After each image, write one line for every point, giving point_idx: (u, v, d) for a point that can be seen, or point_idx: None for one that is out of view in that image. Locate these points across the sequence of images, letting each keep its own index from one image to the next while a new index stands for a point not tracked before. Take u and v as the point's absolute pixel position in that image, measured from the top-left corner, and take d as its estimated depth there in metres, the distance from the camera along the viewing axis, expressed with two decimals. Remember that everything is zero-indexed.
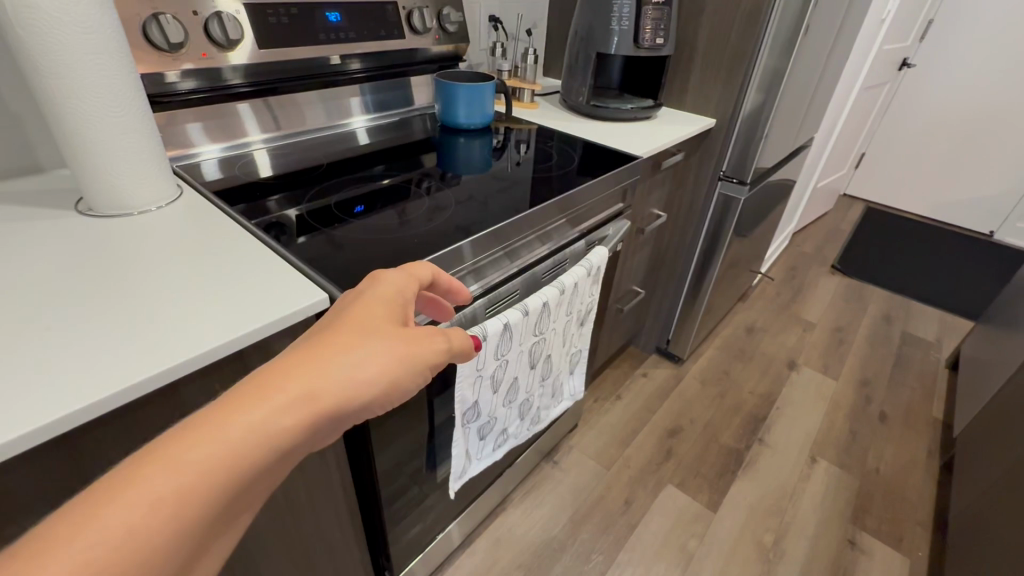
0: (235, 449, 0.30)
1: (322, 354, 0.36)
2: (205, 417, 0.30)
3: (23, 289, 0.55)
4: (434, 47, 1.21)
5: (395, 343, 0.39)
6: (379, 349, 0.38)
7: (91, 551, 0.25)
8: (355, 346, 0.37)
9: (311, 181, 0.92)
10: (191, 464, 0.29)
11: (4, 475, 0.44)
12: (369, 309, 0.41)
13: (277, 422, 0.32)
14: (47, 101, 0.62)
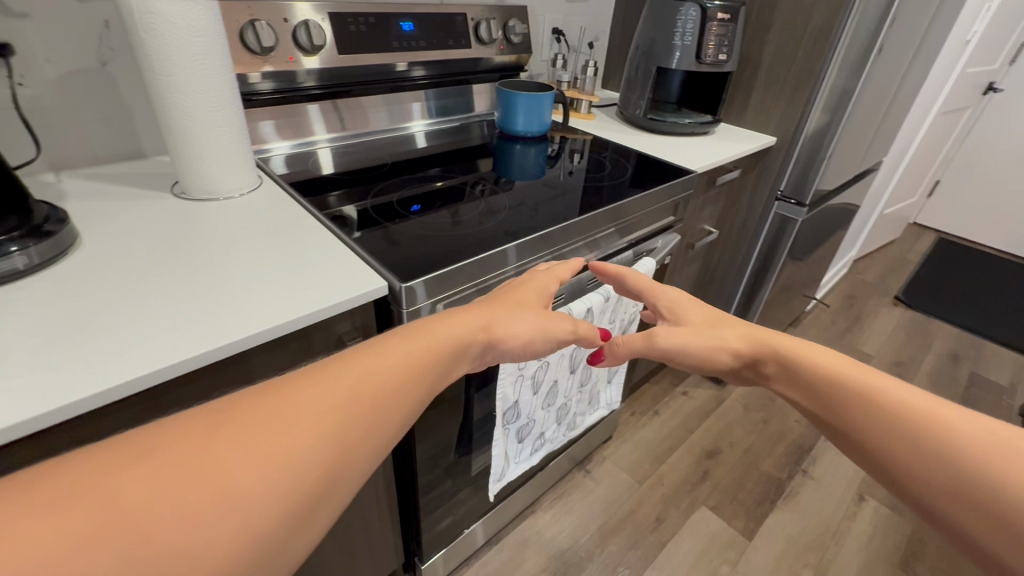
0: (432, 346, 0.43)
1: (433, 325, 0.45)
2: (409, 330, 0.44)
3: (127, 259, 0.62)
4: (498, 56, 1.25)
5: (511, 325, 0.51)
6: (507, 323, 0.51)
7: (345, 387, 0.36)
8: (467, 321, 0.47)
9: (373, 179, 0.98)
10: (405, 348, 0.41)
11: (101, 418, 0.50)
12: (524, 291, 0.57)
13: (454, 335, 0.45)
14: (158, 95, 0.70)
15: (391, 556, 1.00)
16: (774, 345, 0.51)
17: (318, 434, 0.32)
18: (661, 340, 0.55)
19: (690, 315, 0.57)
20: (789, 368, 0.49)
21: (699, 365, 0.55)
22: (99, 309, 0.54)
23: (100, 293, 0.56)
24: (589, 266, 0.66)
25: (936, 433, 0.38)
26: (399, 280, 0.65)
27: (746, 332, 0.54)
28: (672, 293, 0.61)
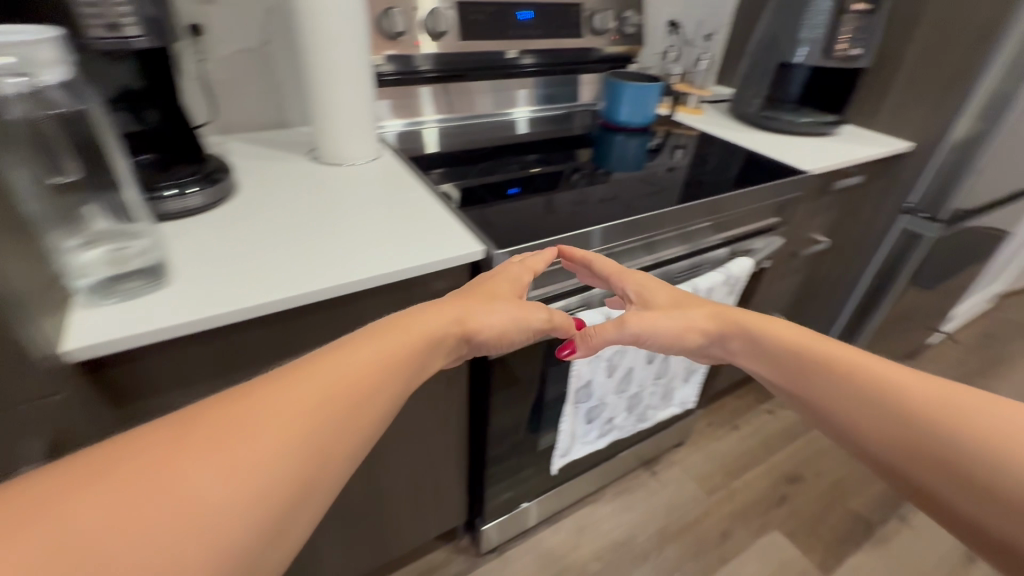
0: (407, 340, 0.42)
1: (408, 321, 0.45)
2: (384, 325, 0.43)
3: (272, 206, 0.73)
4: (609, 47, 1.25)
5: (495, 316, 0.51)
6: (482, 315, 0.50)
7: (314, 386, 0.35)
8: (442, 315, 0.47)
9: (477, 159, 1.04)
10: (378, 345, 0.40)
11: (242, 333, 0.58)
12: (498, 283, 0.56)
13: (432, 327, 0.45)
14: (308, 69, 0.81)
15: (456, 512, 1.07)
16: (740, 321, 0.57)
17: (286, 442, 0.31)
18: (630, 325, 0.57)
19: (657, 297, 0.60)
20: (756, 343, 0.56)
21: (669, 345, 0.58)
22: (248, 242, 0.63)
23: (252, 230, 0.66)
24: (559, 254, 0.64)
25: (879, 391, 0.46)
26: (493, 247, 0.69)
27: (712, 311, 0.59)
28: (638, 277, 0.62)
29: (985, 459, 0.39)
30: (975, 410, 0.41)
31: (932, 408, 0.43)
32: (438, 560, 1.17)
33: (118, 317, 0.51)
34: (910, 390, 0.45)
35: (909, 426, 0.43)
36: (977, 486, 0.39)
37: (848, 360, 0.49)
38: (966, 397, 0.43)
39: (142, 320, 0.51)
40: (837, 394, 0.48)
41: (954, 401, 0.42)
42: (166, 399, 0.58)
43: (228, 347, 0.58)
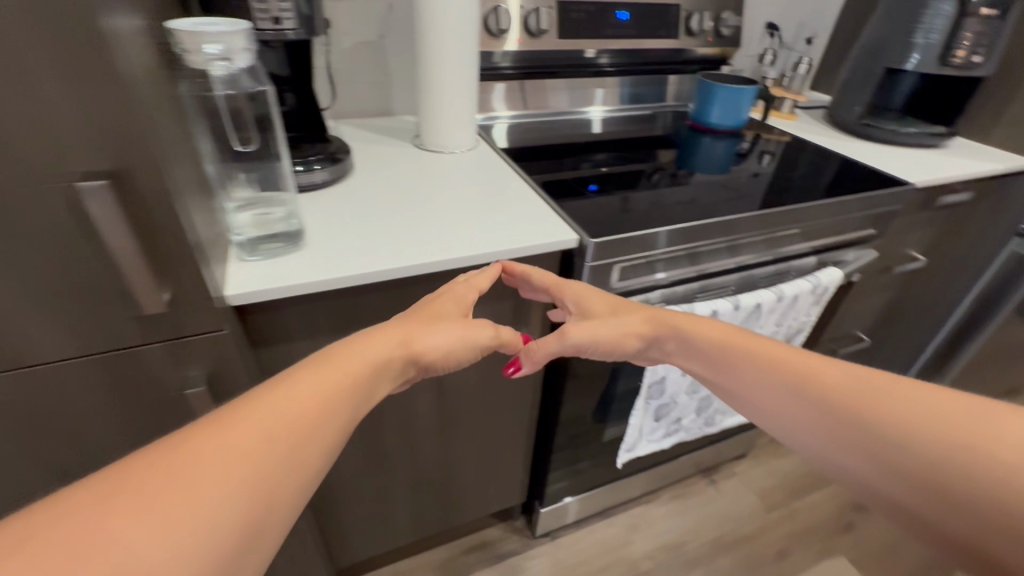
0: (354, 367, 0.44)
1: (355, 348, 0.45)
2: (329, 353, 0.44)
3: (383, 185, 0.80)
4: (702, 49, 1.25)
5: (444, 342, 0.52)
6: (427, 337, 0.51)
7: (262, 424, 0.36)
8: (389, 339, 0.48)
9: (562, 154, 1.07)
10: (324, 375, 0.41)
11: (362, 296, 0.65)
12: (442, 305, 0.56)
13: (380, 351, 0.46)
14: (422, 61, 0.88)
15: (515, 491, 1.11)
16: (670, 324, 0.63)
17: (240, 483, 0.33)
18: (571, 336, 0.61)
19: (595, 306, 0.64)
20: (695, 349, 0.61)
21: (610, 350, 0.63)
22: (367, 216, 0.70)
23: (369, 205, 0.74)
24: (500, 269, 0.65)
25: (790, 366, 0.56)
26: (587, 236, 0.71)
27: (647, 316, 0.63)
28: (578, 287, 0.65)
29: (883, 429, 0.48)
30: (877, 391, 0.50)
31: (840, 394, 0.51)
32: (493, 536, 1.21)
33: (267, 269, 0.59)
34: (824, 381, 0.53)
35: (824, 411, 0.52)
36: (874, 452, 0.48)
37: (773, 358, 0.57)
38: (869, 381, 0.51)
39: (287, 274, 0.58)
40: (766, 389, 0.56)
41: (862, 385, 0.51)
42: (292, 346, 0.65)
43: (352, 306, 0.65)
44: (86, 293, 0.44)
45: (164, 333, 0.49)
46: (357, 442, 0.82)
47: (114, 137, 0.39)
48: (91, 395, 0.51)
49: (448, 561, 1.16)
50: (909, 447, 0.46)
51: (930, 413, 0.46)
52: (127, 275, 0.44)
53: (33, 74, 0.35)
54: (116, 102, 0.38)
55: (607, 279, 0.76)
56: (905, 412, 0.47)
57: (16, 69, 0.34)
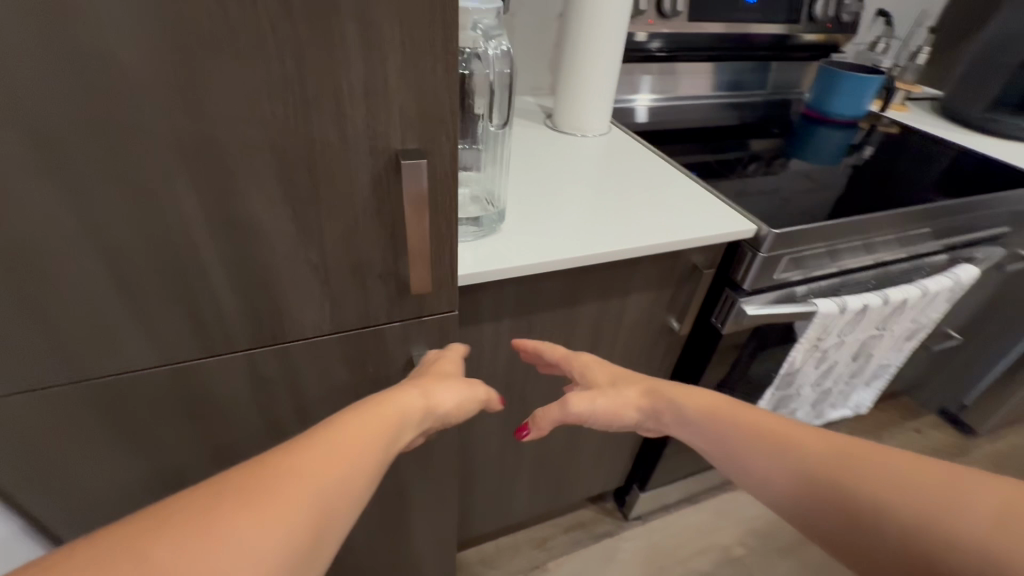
0: (377, 418, 0.41)
1: (379, 400, 0.43)
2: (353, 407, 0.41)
3: (543, 166, 0.79)
4: (815, 35, 1.22)
5: (456, 395, 0.48)
6: (437, 390, 0.47)
7: (296, 468, 0.33)
8: (402, 390, 0.45)
9: (669, 141, 1.05)
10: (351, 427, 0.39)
11: (550, 280, 0.65)
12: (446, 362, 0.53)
13: (396, 401, 0.43)
14: (573, 41, 0.86)
15: (619, 475, 1.13)
16: (667, 395, 0.55)
17: (268, 532, 0.29)
18: (576, 404, 0.55)
19: (596, 375, 0.58)
20: (690, 422, 0.53)
21: (611, 423, 0.57)
22: (544, 198, 0.70)
23: (541, 186, 0.73)
24: (512, 343, 0.61)
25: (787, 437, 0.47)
26: (765, 226, 0.70)
27: (642, 386, 0.57)
28: (585, 359, 0.60)
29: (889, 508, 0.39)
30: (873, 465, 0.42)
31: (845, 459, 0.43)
32: (586, 518, 1.24)
33: (480, 250, 0.58)
34: (811, 450, 0.45)
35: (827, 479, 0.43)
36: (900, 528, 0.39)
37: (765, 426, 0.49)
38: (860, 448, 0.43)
39: (502, 257, 0.58)
40: (754, 458, 0.48)
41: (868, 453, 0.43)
42: (478, 329, 0.66)
43: (539, 291, 0.65)
44: (359, 268, 0.45)
45: (407, 313, 0.50)
46: (501, 424, 0.83)
47: (430, 116, 0.38)
48: (328, 372, 0.51)
49: (545, 540, 1.19)
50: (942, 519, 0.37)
51: (934, 490, 0.39)
52: (404, 253, 0.44)
53: (384, 49, 0.34)
54: (441, 80, 0.37)
55: (776, 270, 0.74)
56: (909, 488, 0.39)
57: (371, 44, 0.34)
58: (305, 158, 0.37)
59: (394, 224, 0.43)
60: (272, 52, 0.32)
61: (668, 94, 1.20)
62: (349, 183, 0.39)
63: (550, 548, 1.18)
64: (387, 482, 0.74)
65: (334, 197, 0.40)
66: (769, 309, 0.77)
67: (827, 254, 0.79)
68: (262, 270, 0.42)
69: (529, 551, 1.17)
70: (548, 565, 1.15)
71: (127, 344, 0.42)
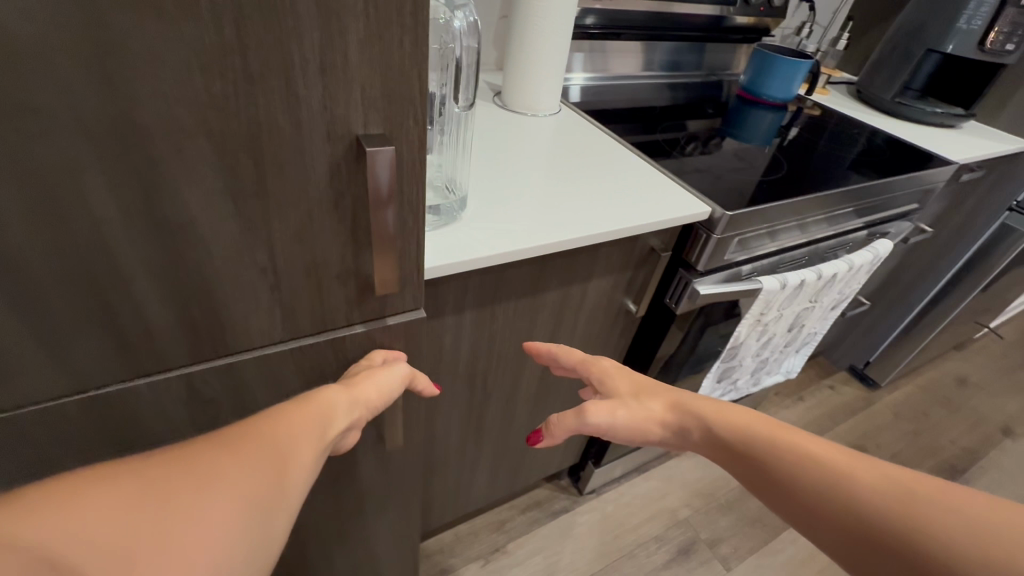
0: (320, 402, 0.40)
1: (315, 393, 0.41)
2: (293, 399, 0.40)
3: (496, 148, 0.76)
4: (749, 18, 1.26)
5: (376, 378, 0.45)
6: (366, 379, 0.45)
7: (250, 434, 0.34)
8: (327, 388, 0.42)
9: (615, 121, 1.05)
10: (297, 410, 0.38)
11: (515, 270, 0.62)
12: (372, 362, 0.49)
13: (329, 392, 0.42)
14: (521, 15, 0.82)
15: (574, 452, 1.15)
16: (693, 410, 0.51)
17: (234, 478, 0.30)
18: (592, 416, 0.52)
19: (618, 385, 0.55)
20: (717, 437, 0.49)
21: (630, 438, 0.53)
22: (503, 182, 0.67)
23: (497, 170, 0.70)
24: (525, 347, 0.60)
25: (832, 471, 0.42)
26: (719, 208, 0.71)
27: (668, 399, 0.53)
28: (604, 364, 0.58)
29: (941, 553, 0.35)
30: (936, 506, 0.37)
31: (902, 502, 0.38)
32: (543, 496, 1.26)
33: (443, 240, 0.55)
34: (864, 478, 0.40)
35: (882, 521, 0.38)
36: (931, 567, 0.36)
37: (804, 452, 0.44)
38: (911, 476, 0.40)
39: (468, 247, 0.55)
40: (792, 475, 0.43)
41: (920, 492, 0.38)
42: (440, 322, 0.62)
43: (504, 281, 0.63)
44: (315, 269, 0.40)
45: (370, 314, 0.46)
46: (463, 415, 0.80)
47: (396, 95, 0.34)
48: (280, 376, 0.46)
49: (503, 522, 1.20)
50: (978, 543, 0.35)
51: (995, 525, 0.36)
52: (366, 248, 0.40)
53: (342, 18, 0.30)
54: (408, 55, 0.33)
55: (726, 250, 0.77)
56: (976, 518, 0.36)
57: (327, 11, 0.29)
58: (249, 145, 0.32)
59: (355, 219, 0.38)
60: (205, 17, 0.27)
61: (602, 74, 1.20)
62: (303, 172, 0.34)
63: (509, 530, 1.19)
64: (345, 487, 0.70)
65: (286, 190, 0.35)
66: (719, 288, 0.80)
67: (771, 233, 0.83)
68: (200, 276, 0.36)
69: (489, 535, 1.17)
70: (508, 546, 1.16)
71: (30, 370, 0.35)
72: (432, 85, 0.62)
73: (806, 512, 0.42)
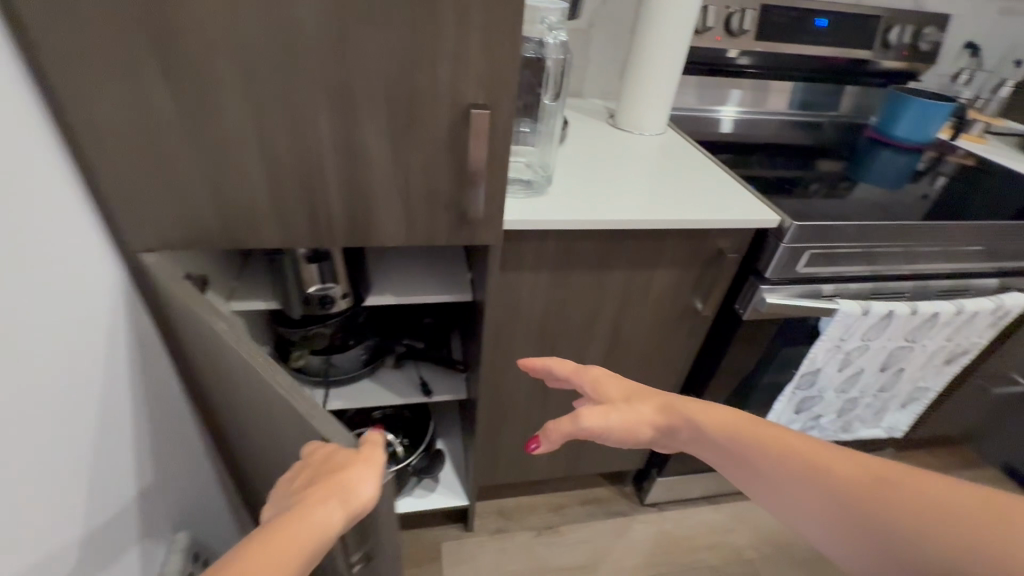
0: (293, 537, 0.38)
1: (289, 526, 0.39)
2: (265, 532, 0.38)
3: (597, 152, 0.91)
4: (892, 61, 1.25)
5: (362, 480, 0.43)
6: (347, 484, 0.42)
7: None
8: (306, 512, 0.40)
9: (733, 149, 1.10)
10: (265, 557, 0.36)
11: (587, 241, 0.76)
12: (339, 447, 0.46)
13: (309, 513, 0.40)
14: (639, 49, 0.98)
15: (637, 454, 1.20)
16: (683, 411, 0.55)
17: None
18: (586, 420, 0.54)
19: (610, 390, 0.57)
20: (706, 436, 0.53)
21: (623, 444, 0.56)
22: (592, 176, 0.81)
23: (592, 166, 0.85)
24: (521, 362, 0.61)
25: (817, 470, 0.48)
26: (789, 219, 0.77)
27: (659, 401, 0.56)
28: (595, 371, 0.59)
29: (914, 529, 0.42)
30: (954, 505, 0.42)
31: (871, 486, 0.46)
32: (603, 495, 1.31)
33: (528, 204, 0.71)
34: (843, 471, 0.47)
35: (852, 508, 0.46)
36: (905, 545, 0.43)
37: (796, 452, 0.50)
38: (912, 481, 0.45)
39: (548, 212, 0.71)
40: (761, 463, 0.50)
41: (880, 474, 0.46)
42: (519, 276, 0.78)
43: (576, 251, 0.77)
44: (432, 195, 0.59)
45: (461, 240, 0.64)
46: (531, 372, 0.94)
47: (497, 79, 0.52)
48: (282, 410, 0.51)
49: (561, 506, 1.28)
50: (933, 501, 0.43)
51: (939, 491, 0.43)
52: (465, 187, 0.59)
53: (469, 26, 0.49)
54: (508, 52, 0.51)
55: (799, 263, 0.81)
56: (928, 495, 0.43)
57: (461, 23, 0.48)
58: (404, 103, 0.52)
59: (461, 162, 0.57)
60: (395, 23, 0.47)
61: (755, 109, 1.27)
62: (431, 125, 0.54)
63: (564, 514, 1.26)
64: None
65: (420, 135, 0.54)
66: (792, 301, 0.83)
67: (857, 257, 0.84)
68: (361, 187, 0.57)
69: (546, 514, 1.26)
70: (561, 527, 1.24)
71: (265, 228, 0.58)
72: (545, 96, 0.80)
73: (792, 499, 0.49)
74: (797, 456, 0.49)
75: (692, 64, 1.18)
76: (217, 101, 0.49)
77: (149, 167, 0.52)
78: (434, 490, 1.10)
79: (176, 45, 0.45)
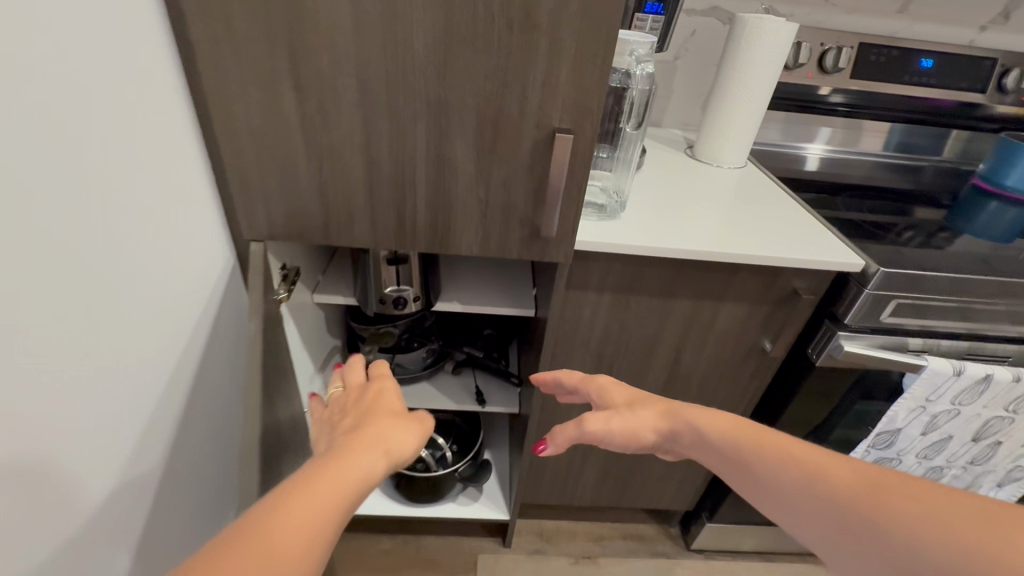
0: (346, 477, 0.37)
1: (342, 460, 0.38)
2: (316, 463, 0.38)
3: (672, 181, 0.91)
4: (1007, 107, 1.16)
5: (406, 431, 0.42)
6: (394, 431, 0.42)
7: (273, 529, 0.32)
8: (356, 447, 0.39)
9: (818, 189, 1.06)
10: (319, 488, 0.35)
11: (654, 268, 0.76)
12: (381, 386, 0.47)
13: (362, 451, 0.39)
14: (724, 81, 0.97)
15: (688, 494, 1.15)
16: (683, 415, 0.53)
17: None
18: (588, 425, 0.54)
19: (614, 395, 0.57)
20: (705, 440, 0.51)
21: (624, 448, 0.55)
22: (667, 204, 0.82)
23: (666, 194, 0.85)
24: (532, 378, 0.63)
25: (814, 471, 0.43)
26: (875, 264, 0.73)
27: (662, 407, 0.55)
28: (602, 379, 0.59)
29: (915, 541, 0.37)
30: (974, 510, 0.37)
31: (872, 491, 0.40)
32: (646, 533, 1.26)
33: (600, 226, 0.73)
34: (841, 476, 0.42)
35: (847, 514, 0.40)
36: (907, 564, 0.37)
37: (796, 458, 0.45)
38: (912, 483, 0.40)
39: (620, 235, 0.72)
40: (752, 468, 0.47)
41: (888, 483, 0.40)
42: (583, 295, 0.79)
43: (643, 276, 0.77)
44: (508, 209, 0.62)
45: (533, 254, 0.66)
46: None
47: (583, 105, 0.55)
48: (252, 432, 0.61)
49: (601, 537, 1.25)
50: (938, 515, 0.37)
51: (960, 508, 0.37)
52: (541, 205, 0.62)
53: (561, 55, 0.52)
54: (596, 80, 0.53)
55: (883, 312, 0.76)
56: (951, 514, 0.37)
57: (555, 51, 0.52)
58: (493, 123, 0.56)
59: (541, 181, 0.60)
60: (493, 51, 0.52)
61: (846, 148, 1.22)
62: (515, 145, 0.57)
63: (605, 546, 1.23)
64: None
65: (505, 152, 0.58)
66: (874, 352, 0.77)
67: (953, 311, 0.78)
68: (444, 197, 0.61)
69: (585, 542, 1.23)
70: (600, 559, 1.20)
71: (357, 227, 0.64)
72: (626, 123, 0.82)
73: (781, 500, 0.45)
74: (795, 460, 0.45)
75: (779, 99, 1.15)
76: (335, 111, 0.55)
77: (267, 165, 0.59)
78: (478, 500, 1.12)
79: (309, 61, 0.52)
